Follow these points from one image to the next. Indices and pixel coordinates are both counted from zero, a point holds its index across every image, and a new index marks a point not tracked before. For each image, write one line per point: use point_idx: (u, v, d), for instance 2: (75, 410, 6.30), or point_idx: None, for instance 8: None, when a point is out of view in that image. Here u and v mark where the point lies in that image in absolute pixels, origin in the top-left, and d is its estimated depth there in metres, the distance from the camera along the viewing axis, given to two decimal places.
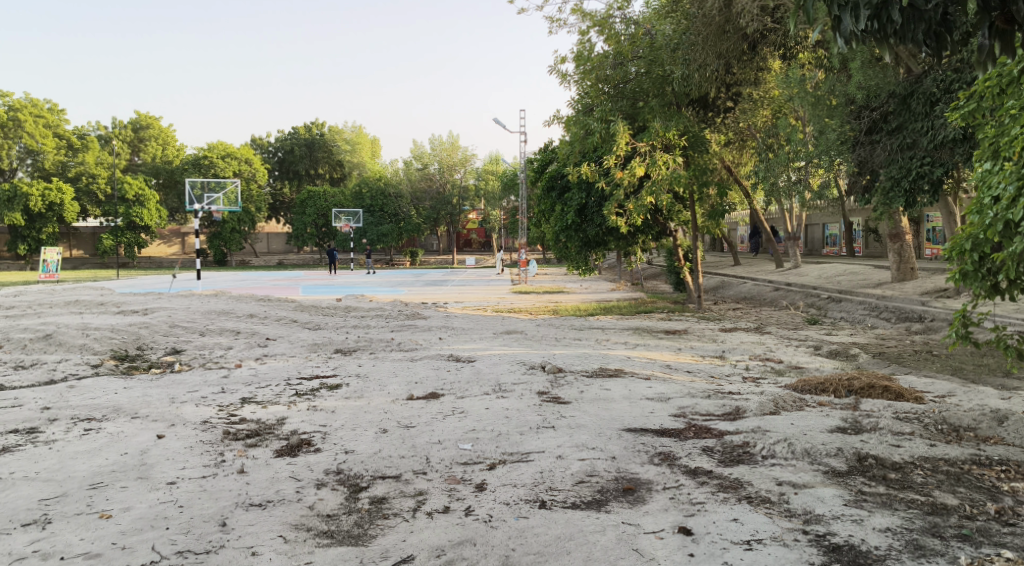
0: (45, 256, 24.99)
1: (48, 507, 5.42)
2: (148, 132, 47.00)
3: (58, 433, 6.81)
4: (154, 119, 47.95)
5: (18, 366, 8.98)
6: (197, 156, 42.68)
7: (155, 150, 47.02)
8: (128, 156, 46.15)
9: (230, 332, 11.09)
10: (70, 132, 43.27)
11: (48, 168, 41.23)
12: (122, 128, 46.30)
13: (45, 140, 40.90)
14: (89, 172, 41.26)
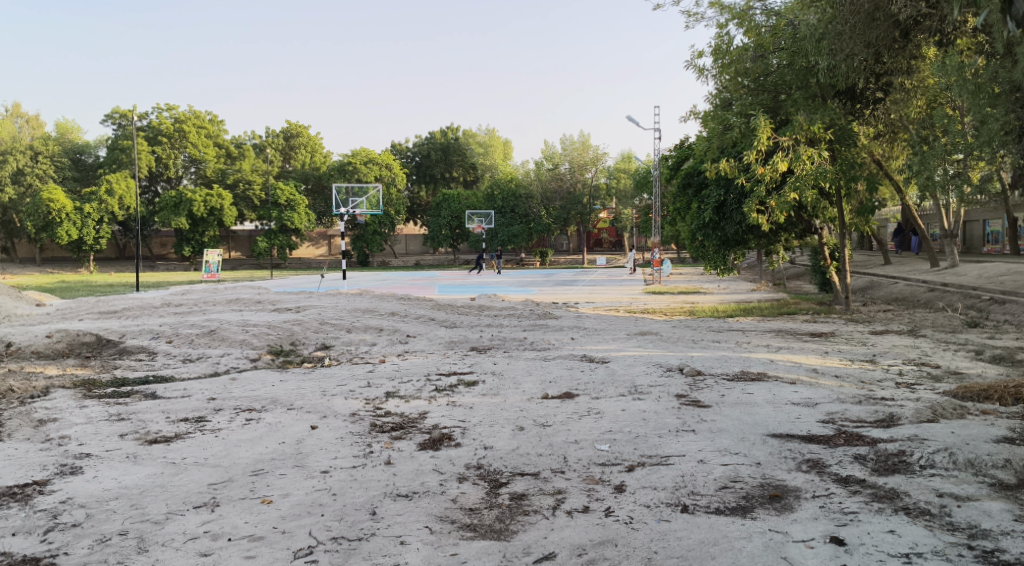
0: (208, 258, 26.92)
1: (216, 491, 5.81)
2: (298, 141, 49.46)
3: (223, 422, 7.30)
4: (303, 128, 50.48)
5: (187, 359, 9.72)
6: (342, 163, 44.79)
7: (303, 157, 49.52)
8: (280, 163, 48.78)
9: (373, 329, 11.54)
10: (228, 142, 46.39)
11: (210, 175, 44.40)
12: (275, 138, 49.10)
13: (207, 149, 43.89)
14: (245, 179, 43.98)
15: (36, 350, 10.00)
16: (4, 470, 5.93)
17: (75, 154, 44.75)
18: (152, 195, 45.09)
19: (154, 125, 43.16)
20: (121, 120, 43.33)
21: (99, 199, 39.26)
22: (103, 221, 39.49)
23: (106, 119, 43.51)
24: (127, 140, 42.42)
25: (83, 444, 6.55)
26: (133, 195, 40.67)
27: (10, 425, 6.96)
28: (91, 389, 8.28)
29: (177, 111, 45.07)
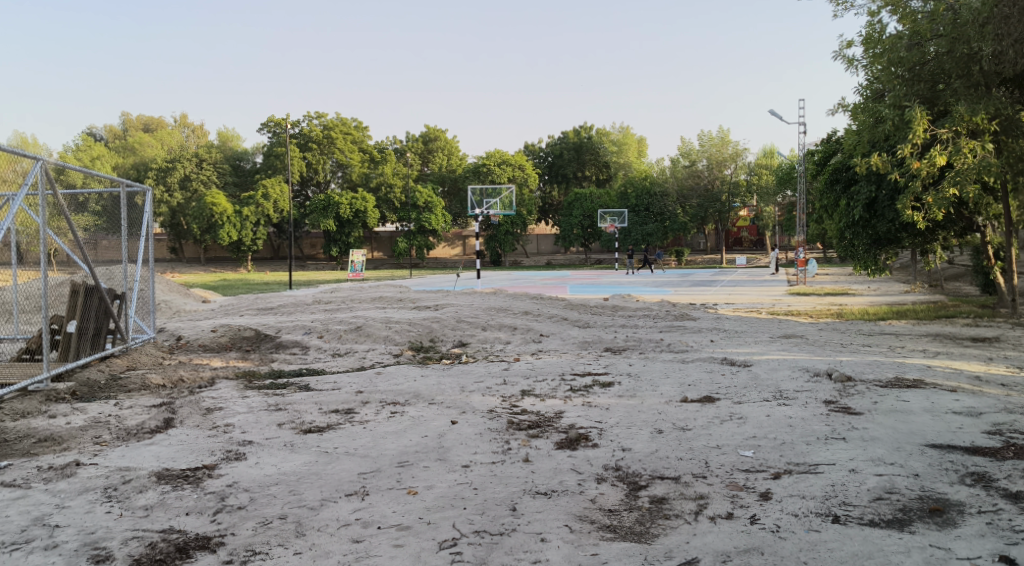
0: (352, 258, 28.18)
1: (365, 480, 6.07)
2: (436, 144, 50.86)
3: (370, 414, 7.62)
4: (441, 131, 51.77)
5: (335, 354, 10.21)
6: (477, 165, 45.70)
7: (440, 160, 50.69)
8: (418, 165, 50.29)
9: (508, 327, 11.71)
10: (371, 147, 48.32)
11: (355, 179, 46.45)
12: (415, 141, 50.63)
13: (352, 155, 45.99)
14: (387, 182, 45.47)
15: (202, 343, 10.78)
16: (178, 453, 6.42)
17: (235, 161, 47.85)
18: (303, 199, 47.76)
19: (306, 132, 45.48)
20: (275, 128, 45.94)
21: (256, 203, 41.72)
22: (259, 223, 41.92)
23: (262, 127, 46.23)
24: (280, 146, 44.95)
25: (246, 432, 7.01)
26: (286, 199, 43.02)
27: (182, 413, 7.53)
28: (251, 381, 8.84)
29: (324, 118, 47.39)
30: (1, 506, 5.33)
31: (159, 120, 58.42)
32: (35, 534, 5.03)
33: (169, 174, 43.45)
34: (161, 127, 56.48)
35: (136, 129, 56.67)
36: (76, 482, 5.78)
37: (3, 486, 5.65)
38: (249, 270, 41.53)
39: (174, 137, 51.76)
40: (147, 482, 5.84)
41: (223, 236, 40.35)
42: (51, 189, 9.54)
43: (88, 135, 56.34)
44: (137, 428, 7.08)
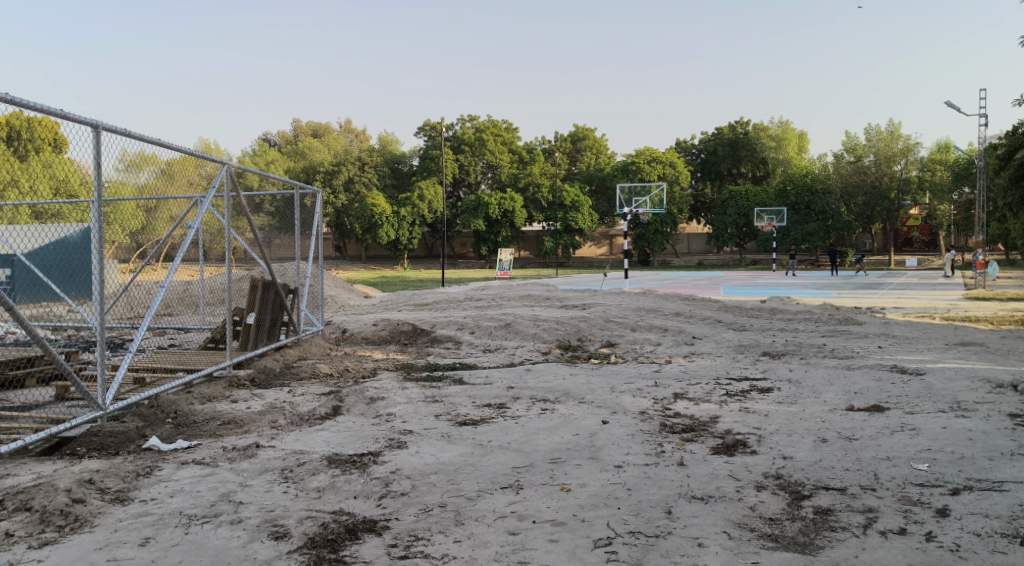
0: (501, 256, 28.74)
1: (520, 474, 6.16)
2: (585, 143, 50.89)
3: (522, 410, 7.75)
4: (590, 130, 51.66)
5: (487, 350, 10.44)
6: (627, 163, 45.46)
7: (589, 159, 50.60)
8: (566, 165, 50.52)
9: (659, 329, 11.56)
10: (521, 148, 49.02)
11: (504, 179, 47.25)
12: (563, 141, 50.89)
13: (502, 156, 47.03)
14: (535, 182, 45.83)
15: (363, 336, 11.34)
16: (346, 440, 6.78)
17: (393, 163, 49.85)
18: (456, 199, 49.12)
19: (459, 135, 47.26)
20: (430, 132, 47.58)
21: (412, 204, 43.32)
22: (415, 223, 43.44)
23: (418, 131, 48.02)
24: (436, 149, 46.50)
25: (406, 422, 7.31)
26: (440, 200, 44.38)
27: (348, 401, 7.96)
28: (409, 373, 9.21)
29: (477, 120, 48.50)
30: (193, 481, 5.80)
31: (326, 125, 61.80)
32: (222, 508, 5.42)
33: (334, 177, 45.91)
34: (328, 132, 59.74)
35: (306, 134, 60.23)
36: (257, 463, 6.21)
37: (195, 463, 6.16)
38: (405, 268, 43.14)
39: (338, 142, 54.67)
40: (319, 466, 6.19)
41: (382, 235, 42.14)
42: (233, 192, 10.34)
43: (263, 140, 60.43)
44: (308, 414, 7.53)
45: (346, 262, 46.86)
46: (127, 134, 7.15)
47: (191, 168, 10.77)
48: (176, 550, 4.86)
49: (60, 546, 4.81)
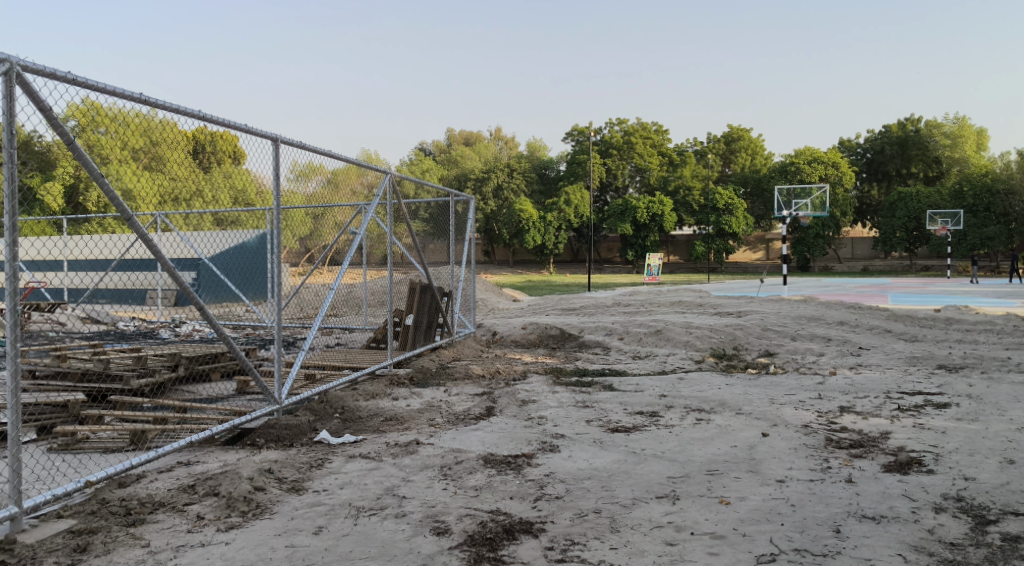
0: (650, 261, 28.64)
1: (676, 484, 6.01)
2: (740, 144, 49.38)
3: (675, 419, 7.61)
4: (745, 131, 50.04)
5: (637, 356, 10.34)
6: (785, 164, 43.92)
7: (744, 161, 49.09)
8: (720, 167, 49.30)
9: (821, 338, 11.05)
10: (671, 150, 48.31)
11: (653, 182, 46.62)
12: (716, 142, 49.71)
13: (652, 158, 46.42)
14: (687, 185, 44.87)
15: (514, 340, 11.55)
16: (500, 440, 6.89)
17: (541, 169, 50.39)
18: (603, 204, 49.01)
19: (607, 139, 47.44)
20: (578, 137, 47.87)
21: (559, 209, 43.61)
22: (562, 228, 43.66)
23: (566, 137, 48.37)
24: (583, 153, 46.67)
25: (558, 426, 7.34)
26: (587, 205, 44.42)
27: (501, 402, 8.10)
28: (560, 377, 9.27)
29: (627, 123, 48.24)
30: (360, 475, 6.08)
31: (478, 135, 63.25)
32: (386, 502, 5.64)
33: (485, 184, 47.05)
34: (479, 140, 61.36)
35: (458, 143, 62.02)
36: (417, 460, 6.43)
37: (360, 457, 6.46)
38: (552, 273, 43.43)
39: (488, 150, 55.89)
40: (476, 465, 6.32)
41: (529, 240, 42.78)
42: (393, 200, 10.81)
43: (418, 149, 62.83)
44: (463, 413, 7.74)
45: (495, 266, 47.79)
46: (301, 147, 7.67)
47: (353, 177, 11.37)
48: (346, 540, 5.08)
49: (243, 530, 5.15)
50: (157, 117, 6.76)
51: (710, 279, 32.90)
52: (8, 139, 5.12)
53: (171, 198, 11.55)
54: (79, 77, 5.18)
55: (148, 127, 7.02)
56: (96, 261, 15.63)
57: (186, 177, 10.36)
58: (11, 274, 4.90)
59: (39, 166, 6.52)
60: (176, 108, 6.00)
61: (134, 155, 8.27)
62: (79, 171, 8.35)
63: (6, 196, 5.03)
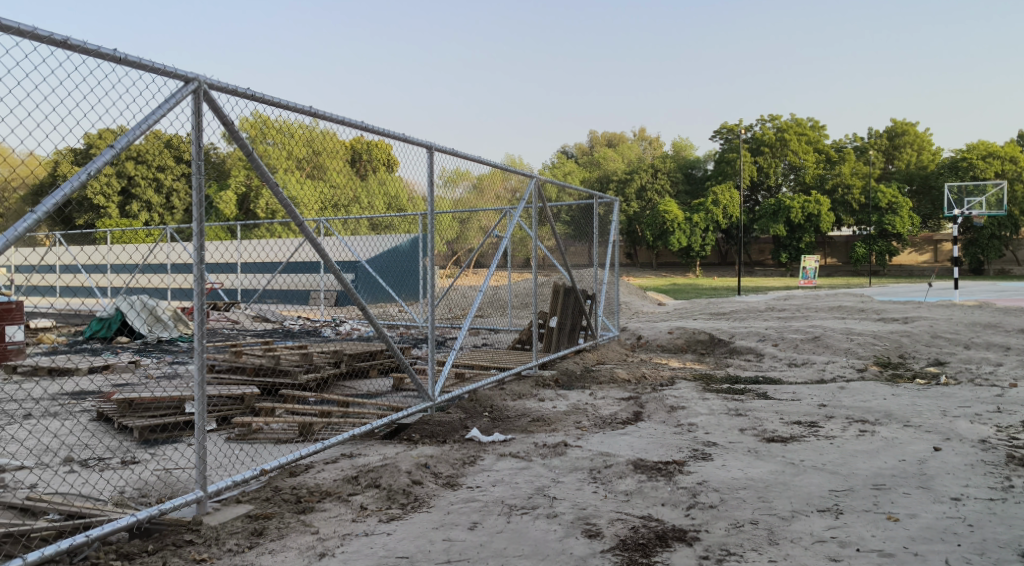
0: (805, 264, 27.56)
1: (838, 498, 5.72)
2: (904, 139, 46.40)
3: (835, 429, 7.26)
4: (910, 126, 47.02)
5: (792, 363, 9.95)
6: (956, 159, 41.22)
7: (908, 156, 46.20)
8: (882, 164, 46.56)
9: (1000, 347, 10.23)
10: (829, 147, 46.07)
11: (808, 181, 44.59)
12: (877, 138, 47.02)
13: (807, 156, 44.46)
14: (845, 183, 42.67)
15: (660, 344, 11.41)
16: (650, 446, 6.82)
17: (687, 169, 49.43)
18: (752, 204, 47.51)
19: (758, 136, 46.01)
20: (727, 135, 46.70)
21: (707, 211, 42.70)
22: (709, 230, 42.64)
23: (714, 135, 47.31)
24: (732, 152, 45.48)
25: (710, 433, 7.18)
26: (737, 205, 43.02)
27: (649, 407, 8.01)
28: (710, 383, 9.05)
29: (781, 119, 46.50)
30: (511, 473, 6.19)
31: (622, 136, 62.70)
32: (538, 501, 5.69)
33: (629, 185, 46.87)
34: (622, 141, 61.15)
35: (602, 144, 61.95)
36: (567, 461, 6.47)
37: (511, 456, 6.58)
38: (699, 275, 42.56)
39: (632, 151, 55.51)
40: (626, 469, 6.27)
41: (674, 242, 42.29)
42: (538, 203, 10.90)
43: (562, 152, 63.40)
44: (611, 417, 7.71)
45: (639, 269, 47.39)
46: (451, 153, 7.91)
47: (498, 181, 11.52)
48: (500, 537, 5.17)
49: (403, 522, 5.35)
50: (320, 128, 7.16)
51: (871, 283, 31.14)
52: (196, 152, 5.57)
53: (330, 206, 12.19)
54: (256, 92, 5.55)
55: (312, 139, 7.45)
56: (264, 264, 16.71)
57: (344, 185, 10.91)
58: (197, 277, 5.32)
59: (218, 179, 7.05)
60: (341, 120, 6.33)
61: (300, 164, 8.78)
62: (250, 181, 8.97)
63: (194, 205, 5.48)
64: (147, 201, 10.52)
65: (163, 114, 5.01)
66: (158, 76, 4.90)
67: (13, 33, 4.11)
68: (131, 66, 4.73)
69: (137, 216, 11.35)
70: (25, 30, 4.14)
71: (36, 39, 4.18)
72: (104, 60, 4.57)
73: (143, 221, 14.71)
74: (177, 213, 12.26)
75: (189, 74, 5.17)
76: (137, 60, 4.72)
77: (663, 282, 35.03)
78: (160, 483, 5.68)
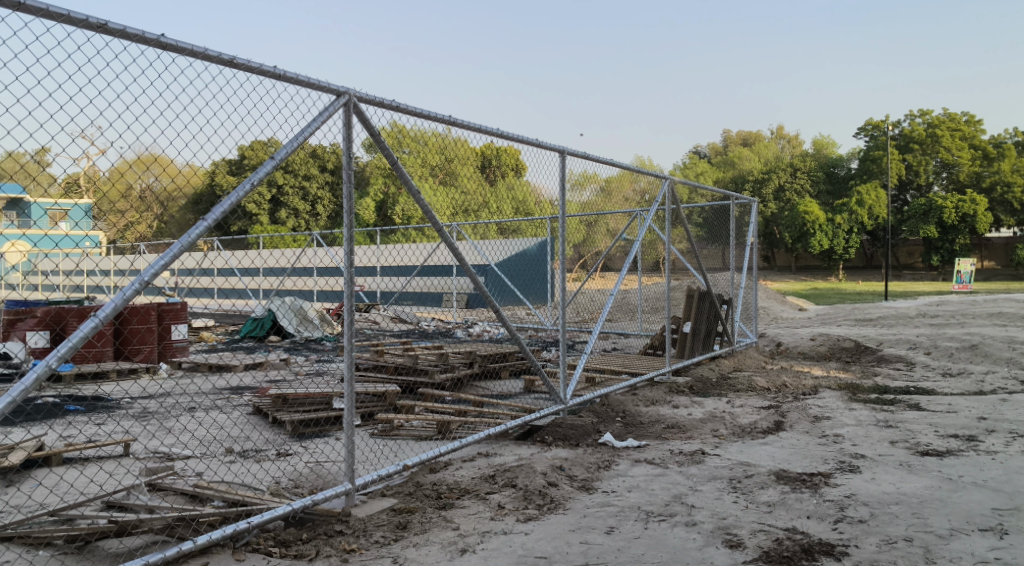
0: (962, 268, 25.89)
1: (1003, 517, 5.35)
2: None
3: (997, 444, 6.79)
4: None
5: (947, 373, 9.37)
6: None
7: None
8: None
9: None
10: (986, 141, 42.99)
11: (962, 179, 41.74)
12: None
13: (961, 152, 41.64)
14: (1004, 180, 39.71)
15: (801, 351, 11.03)
16: (792, 457, 6.60)
17: (827, 168, 47.41)
18: (898, 203, 45.04)
19: (907, 132, 43.68)
20: (873, 131, 44.51)
21: (851, 211, 40.96)
22: (852, 231, 40.83)
23: (858, 132, 45.21)
24: (877, 150, 43.32)
25: (857, 445, 6.87)
26: (884, 205, 40.93)
27: (790, 417, 7.75)
28: (856, 393, 8.65)
29: (931, 114, 43.83)
30: (647, 480, 6.15)
31: (760, 134, 60.81)
32: (676, 509, 5.62)
33: (765, 186, 45.61)
34: (758, 140, 59.43)
35: (736, 144, 60.42)
36: (705, 470, 6.35)
37: (646, 462, 6.53)
38: (840, 279, 40.83)
39: (769, 150, 53.80)
40: (768, 480, 6.09)
41: (814, 244, 40.80)
42: (671, 205, 10.68)
43: (694, 153, 62.37)
44: (750, 426, 7.52)
45: (776, 273, 45.90)
46: (584, 156, 7.94)
47: (626, 184, 11.45)
48: (638, 542, 5.13)
49: (541, 523, 5.42)
50: (456, 136, 7.37)
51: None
52: (345, 163, 5.85)
53: (462, 211, 12.50)
54: (401, 104, 5.74)
55: (447, 148, 7.68)
56: (401, 267, 17.34)
57: (476, 191, 11.14)
58: (347, 280, 5.57)
59: (361, 186, 7.39)
60: (481, 128, 6.49)
61: (435, 172, 9.05)
62: (389, 188, 9.33)
63: (344, 212, 5.74)
64: (292, 209, 11.12)
65: (315, 128, 5.29)
66: (313, 91, 5.18)
67: (187, 54, 4.43)
68: (288, 82, 5.02)
69: (285, 223, 12.01)
70: (197, 51, 4.47)
71: (207, 59, 4.51)
72: (264, 76, 4.87)
73: (291, 227, 15.57)
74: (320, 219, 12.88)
75: (340, 88, 5.43)
76: (294, 76, 5.01)
77: (810, 286, 34.13)
78: (312, 475, 6.00)
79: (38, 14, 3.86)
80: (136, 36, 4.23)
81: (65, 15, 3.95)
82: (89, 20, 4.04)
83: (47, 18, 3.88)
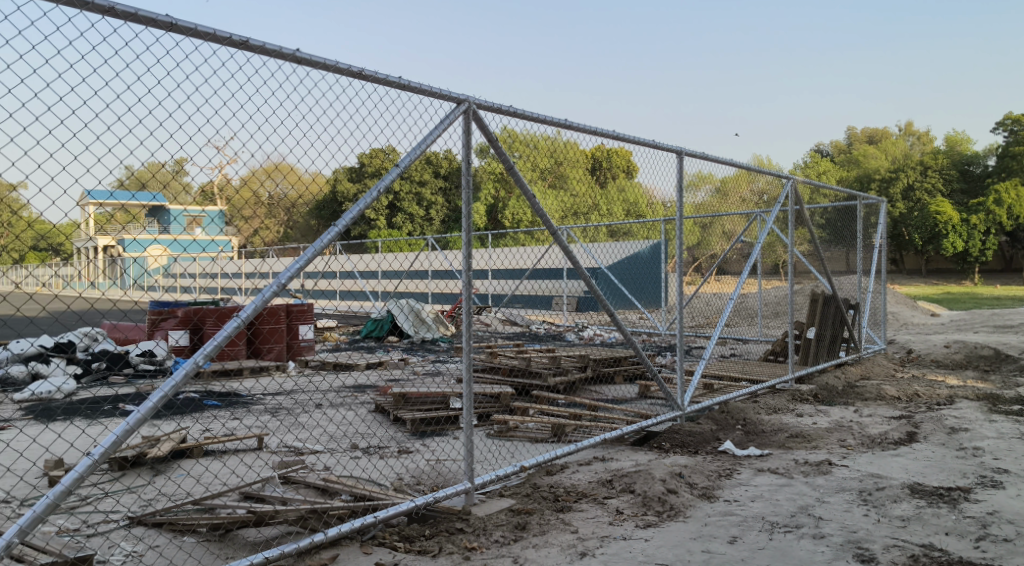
0: None
1: None
2: None
3: None
4: None
5: None
6: None
7: None
8: None
9: None
10: None
11: None
12: None
13: None
14: None
15: (935, 359, 10.47)
16: (927, 470, 6.29)
17: (962, 165, 44.77)
18: None
19: None
20: (1012, 126, 41.80)
21: (988, 211, 38.65)
22: (990, 232, 38.47)
23: (995, 127, 42.54)
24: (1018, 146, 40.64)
25: (999, 459, 6.47)
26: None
27: (924, 428, 7.37)
28: (996, 404, 8.14)
29: None
30: (771, 490, 5.99)
31: (889, 131, 58.21)
32: (803, 520, 5.45)
33: (892, 185, 43.64)
34: (885, 137, 56.81)
35: (861, 142, 57.93)
36: (832, 481, 6.13)
37: (769, 471, 6.37)
38: (976, 282, 38.55)
39: (897, 146, 51.31)
40: (902, 493, 5.82)
41: (947, 246, 38.70)
42: (794, 206, 10.35)
43: (816, 152, 60.22)
44: (880, 436, 7.20)
45: (904, 276, 43.75)
46: (701, 157, 7.81)
47: (742, 185, 11.18)
48: (763, 553, 5.01)
49: (661, 530, 5.36)
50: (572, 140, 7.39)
51: None
52: (465, 169, 5.96)
53: (573, 215, 12.52)
54: (521, 110, 5.80)
55: (562, 151, 7.70)
56: (513, 270, 17.57)
57: (588, 195, 11.14)
58: (466, 283, 5.68)
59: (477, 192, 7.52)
60: (597, 131, 6.50)
61: (549, 176, 9.11)
62: (503, 192, 9.45)
63: (463, 216, 5.86)
64: (408, 214, 11.43)
65: (437, 135, 5.41)
66: (435, 99, 5.32)
67: (320, 68, 4.62)
68: (412, 91, 5.17)
69: (402, 227, 12.33)
70: (330, 64, 4.65)
71: (339, 72, 4.68)
72: (390, 87, 5.03)
73: (407, 231, 16.02)
74: (433, 224, 13.18)
75: (461, 96, 5.55)
76: (418, 85, 5.16)
77: (945, 291, 32.40)
78: (433, 472, 6.15)
79: (188, 33, 4.10)
80: (273, 51, 4.43)
81: (212, 34, 4.18)
82: (233, 37, 4.28)
83: (196, 36, 4.11)
